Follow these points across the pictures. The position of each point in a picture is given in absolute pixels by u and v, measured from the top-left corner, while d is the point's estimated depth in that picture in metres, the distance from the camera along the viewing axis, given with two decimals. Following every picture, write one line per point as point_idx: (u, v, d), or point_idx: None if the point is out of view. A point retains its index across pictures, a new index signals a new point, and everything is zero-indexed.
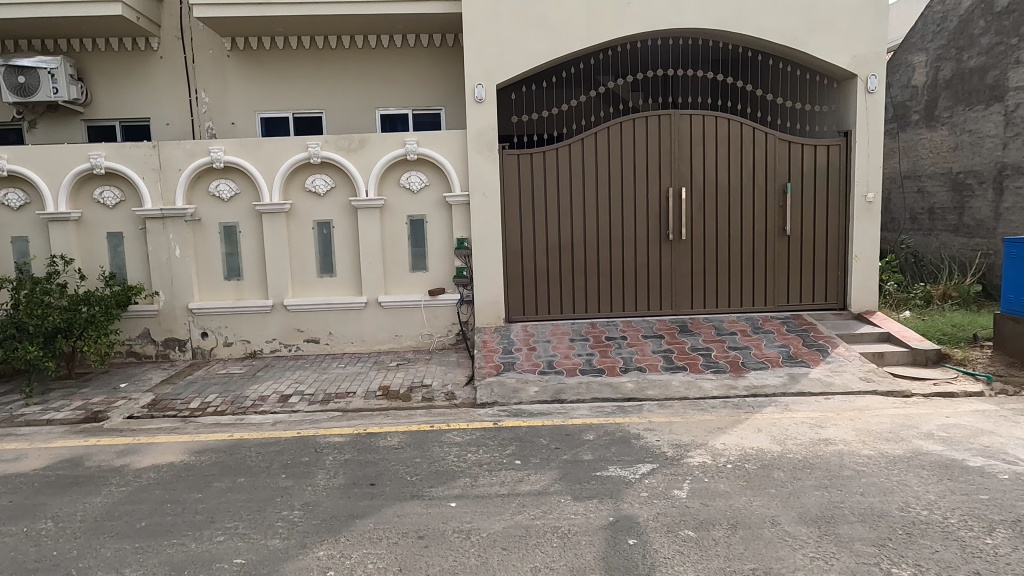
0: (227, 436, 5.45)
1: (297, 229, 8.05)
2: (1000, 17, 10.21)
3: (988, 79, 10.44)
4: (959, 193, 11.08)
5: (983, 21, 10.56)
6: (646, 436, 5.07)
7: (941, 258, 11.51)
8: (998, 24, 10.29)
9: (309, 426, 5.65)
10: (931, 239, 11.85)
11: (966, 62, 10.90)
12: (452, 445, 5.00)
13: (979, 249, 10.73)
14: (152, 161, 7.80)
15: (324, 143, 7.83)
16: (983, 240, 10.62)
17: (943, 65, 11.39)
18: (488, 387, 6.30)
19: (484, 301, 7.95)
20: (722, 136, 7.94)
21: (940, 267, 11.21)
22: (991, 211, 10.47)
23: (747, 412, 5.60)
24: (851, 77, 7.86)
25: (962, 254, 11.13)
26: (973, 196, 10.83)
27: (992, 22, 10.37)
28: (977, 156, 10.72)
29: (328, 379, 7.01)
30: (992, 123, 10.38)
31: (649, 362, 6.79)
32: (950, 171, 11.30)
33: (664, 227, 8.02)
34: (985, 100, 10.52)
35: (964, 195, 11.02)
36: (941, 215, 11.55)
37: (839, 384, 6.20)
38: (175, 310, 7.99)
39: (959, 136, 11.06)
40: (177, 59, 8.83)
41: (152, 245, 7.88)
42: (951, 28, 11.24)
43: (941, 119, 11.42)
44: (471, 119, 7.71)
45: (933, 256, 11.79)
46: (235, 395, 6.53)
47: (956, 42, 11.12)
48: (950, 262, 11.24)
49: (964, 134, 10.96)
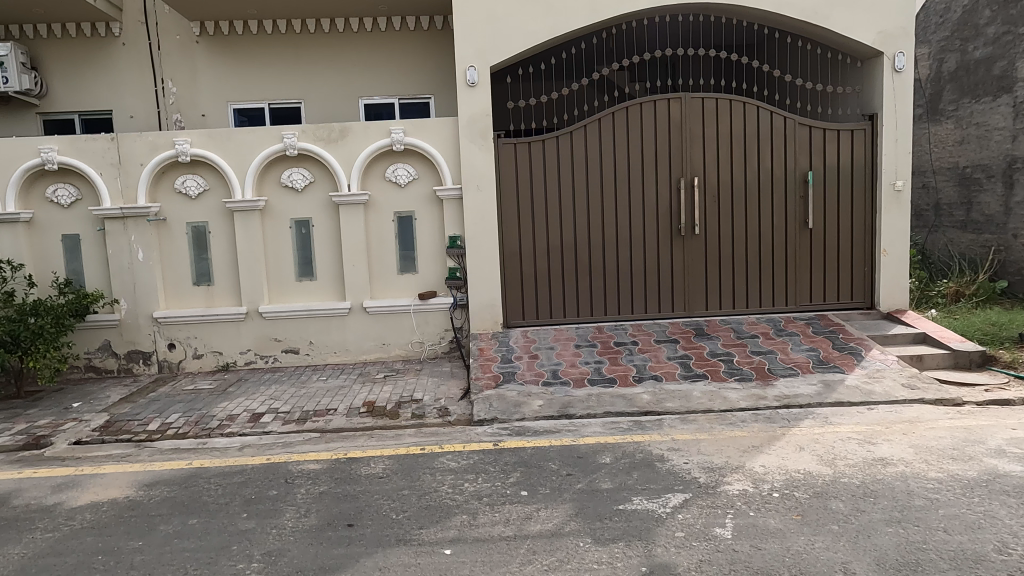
0: (185, 464, 4.71)
1: (273, 228, 7.32)
2: (1007, 6, 9.59)
3: (995, 70, 9.82)
4: (966, 188, 10.46)
5: (989, 11, 9.93)
6: (672, 458, 4.37)
7: (949, 255, 10.86)
8: (1004, 13, 9.67)
9: (280, 451, 4.90)
10: (938, 235, 11.21)
11: (971, 53, 10.26)
12: (445, 473, 4.27)
13: (991, 245, 10.08)
14: (110, 155, 7.06)
15: (301, 133, 7.10)
16: (994, 236, 10.01)
17: (947, 57, 10.76)
18: (485, 402, 5.57)
19: (480, 305, 7.22)
20: (736, 121, 7.28)
21: (949, 264, 10.52)
22: (1003, 205, 9.84)
23: (784, 427, 4.90)
24: (876, 55, 7.22)
25: (971, 251, 10.48)
26: (981, 190, 10.21)
27: (999, 11, 9.75)
28: (984, 150, 10.11)
29: (306, 395, 6.24)
30: (1001, 115, 9.76)
31: (665, 371, 6.09)
32: (956, 165, 10.68)
33: (675, 221, 7.34)
34: (993, 92, 9.90)
35: (972, 190, 10.39)
36: (949, 211, 10.93)
37: (882, 392, 5.52)
38: (139, 320, 7.23)
39: (966, 129, 10.42)
40: (141, 45, 8.09)
41: (112, 248, 7.13)
42: (955, 19, 10.60)
43: (946, 113, 10.80)
44: (462, 105, 7.01)
45: (940, 253, 11.13)
46: (201, 415, 5.77)
47: (960, 33, 10.47)
48: (959, 259, 10.57)
49: (971, 127, 10.33)
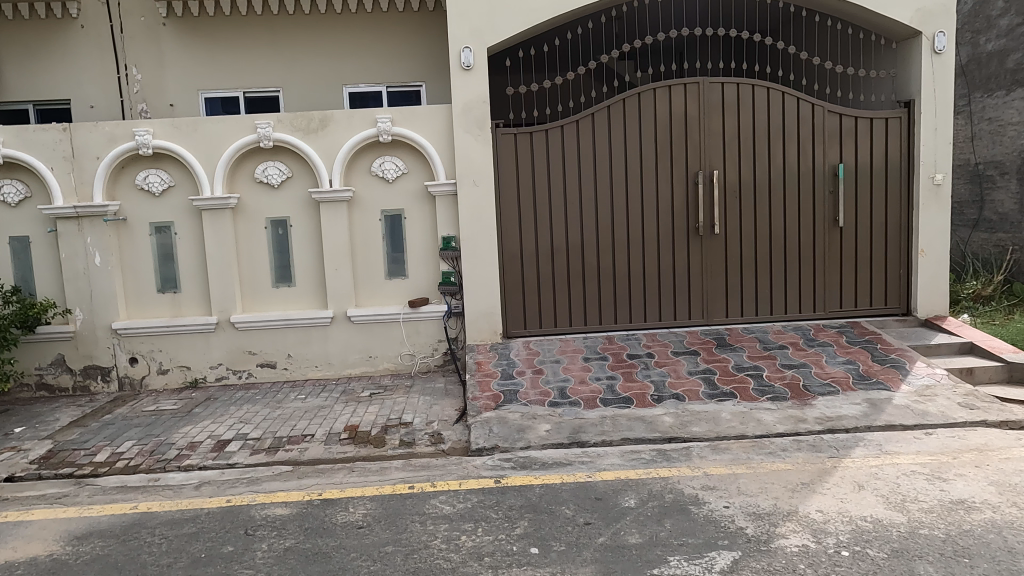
0: (130, 508, 3.97)
1: (246, 228, 6.58)
2: None
3: (1009, 64, 9.13)
4: (977, 185, 9.77)
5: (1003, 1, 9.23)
6: (709, 500, 3.66)
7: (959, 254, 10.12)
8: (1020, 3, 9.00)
9: (244, 489, 4.17)
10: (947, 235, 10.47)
11: (982, 46, 9.55)
12: (436, 521, 3.56)
13: (1006, 245, 9.36)
14: (62, 148, 6.31)
15: (277, 123, 6.37)
16: (1010, 235, 9.28)
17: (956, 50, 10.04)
18: (484, 427, 4.84)
19: (478, 313, 6.50)
20: (755, 109, 6.58)
21: (961, 265, 9.79)
22: (1018, 203, 9.15)
23: (834, 458, 4.20)
24: (913, 36, 6.54)
25: (984, 251, 9.76)
26: (994, 188, 9.51)
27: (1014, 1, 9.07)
28: (997, 145, 9.39)
29: (280, 417, 5.50)
30: (1015, 109, 9.06)
31: (688, 388, 5.38)
32: (967, 162, 9.96)
33: (692, 219, 6.65)
34: (1006, 85, 9.19)
35: (984, 188, 9.70)
36: (959, 209, 10.20)
37: (937, 412, 4.83)
38: (96, 331, 6.48)
39: (977, 125, 9.71)
40: (101, 27, 7.35)
41: (66, 251, 6.37)
42: (965, 10, 9.89)
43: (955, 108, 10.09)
44: (457, 91, 6.29)
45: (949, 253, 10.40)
46: (157, 443, 5.02)
47: (971, 24, 9.76)
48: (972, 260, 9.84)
49: (982, 123, 9.61)
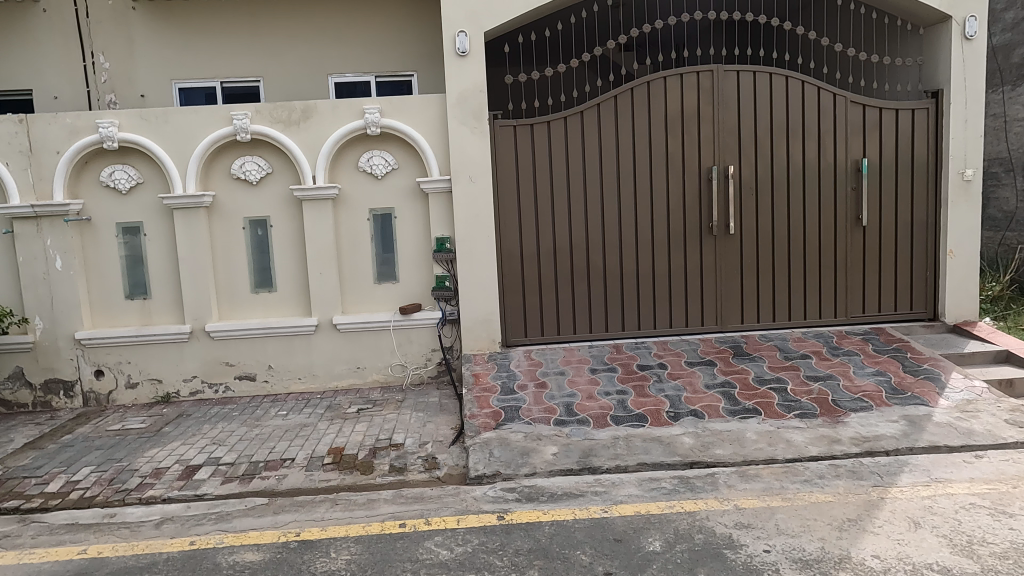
0: (76, 553, 3.44)
1: (223, 229, 6.05)
2: None
3: (1015, 58, 8.60)
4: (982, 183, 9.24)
5: None
6: (746, 542, 3.17)
7: None
8: None
9: (211, 528, 3.64)
10: None
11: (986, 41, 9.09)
12: (431, 570, 3.06)
13: (1012, 243, 8.82)
14: (18, 141, 5.77)
15: (255, 114, 5.84)
16: (1016, 232, 8.77)
17: None
18: (484, 450, 4.35)
19: (475, 321, 6.00)
20: (771, 101, 6.11)
21: None
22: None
23: (879, 488, 3.73)
24: (942, 20, 6.10)
25: (988, 250, 9.26)
26: (998, 185, 9.01)
27: None
28: (1003, 140, 8.88)
29: (257, 438, 4.98)
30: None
31: (707, 404, 4.89)
32: None
33: (706, 217, 6.17)
34: (1013, 79, 8.67)
35: (988, 185, 9.19)
36: None
37: (984, 431, 4.36)
38: (58, 342, 5.95)
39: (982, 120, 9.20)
40: (64, 11, 6.78)
41: (23, 255, 5.84)
42: None
43: None
44: (451, 79, 5.78)
45: None
46: (118, 469, 4.50)
47: None
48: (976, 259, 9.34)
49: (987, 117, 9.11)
